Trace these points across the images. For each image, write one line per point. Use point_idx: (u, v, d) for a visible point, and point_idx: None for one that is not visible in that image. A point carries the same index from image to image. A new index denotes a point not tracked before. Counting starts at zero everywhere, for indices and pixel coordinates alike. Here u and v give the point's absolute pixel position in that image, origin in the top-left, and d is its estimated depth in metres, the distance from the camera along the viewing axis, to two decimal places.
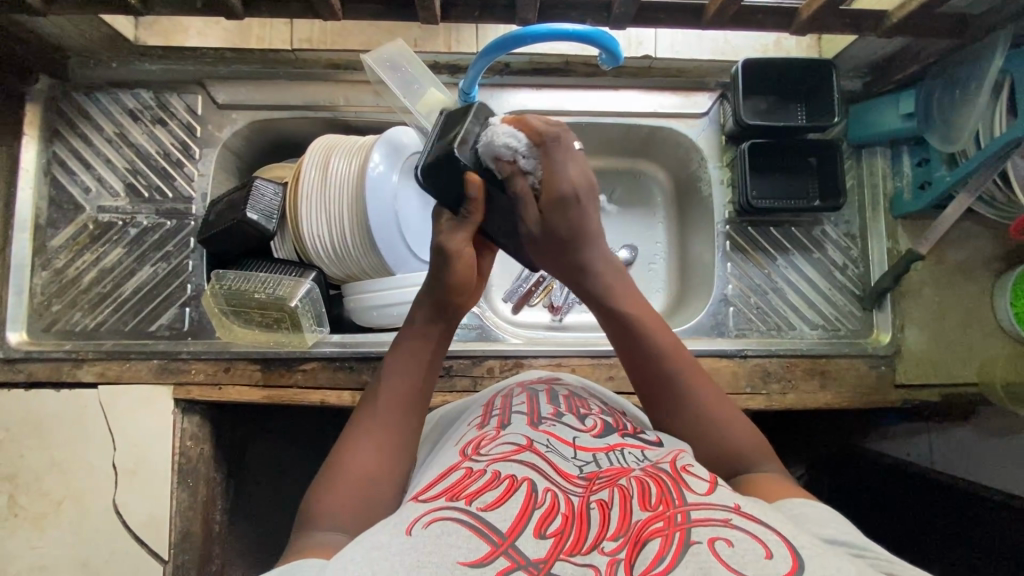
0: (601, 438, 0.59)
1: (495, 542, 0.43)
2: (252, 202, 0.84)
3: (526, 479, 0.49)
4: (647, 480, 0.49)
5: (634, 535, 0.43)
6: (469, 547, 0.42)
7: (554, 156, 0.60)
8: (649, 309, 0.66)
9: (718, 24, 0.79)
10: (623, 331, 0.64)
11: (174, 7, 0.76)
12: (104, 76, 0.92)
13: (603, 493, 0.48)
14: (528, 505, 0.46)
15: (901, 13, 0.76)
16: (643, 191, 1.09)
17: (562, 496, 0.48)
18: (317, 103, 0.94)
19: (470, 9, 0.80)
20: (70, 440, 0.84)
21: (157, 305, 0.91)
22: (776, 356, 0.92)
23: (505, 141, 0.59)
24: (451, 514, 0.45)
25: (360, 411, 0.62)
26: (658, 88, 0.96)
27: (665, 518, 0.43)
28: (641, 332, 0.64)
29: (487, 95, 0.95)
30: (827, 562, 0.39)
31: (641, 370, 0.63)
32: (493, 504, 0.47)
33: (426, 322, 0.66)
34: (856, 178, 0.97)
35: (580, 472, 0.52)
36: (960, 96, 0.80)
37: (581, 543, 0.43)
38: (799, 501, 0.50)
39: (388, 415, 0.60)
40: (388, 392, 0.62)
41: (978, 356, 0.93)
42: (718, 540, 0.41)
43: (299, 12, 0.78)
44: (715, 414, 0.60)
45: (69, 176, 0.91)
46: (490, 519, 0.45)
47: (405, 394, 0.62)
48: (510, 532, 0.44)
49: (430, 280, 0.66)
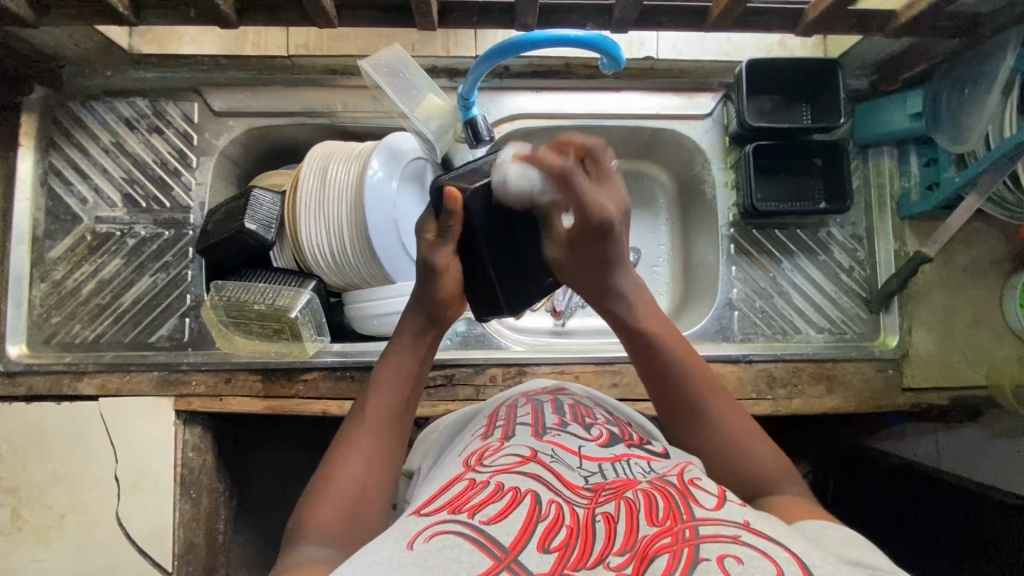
0: (607, 447, 0.58)
1: (498, 557, 0.41)
2: (251, 212, 0.83)
3: (530, 491, 0.49)
4: (654, 493, 0.48)
5: (641, 551, 0.41)
6: (471, 561, 0.41)
7: (579, 186, 0.61)
8: (674, 330, 0.67)
9: (723, 25, 0.77)
10: (642, 345, 0.65)
11: (167, 16, 0.75)
12: (99, 85, 0.91)
13: (609, 505, 0.47)
14: (531, 518, 0.45)
15: (910, 13, 0.74)
16: (646, 193, 1.08)
17: (566, 507, 0.47)
18: (315, 109, 0.92)
19: (468, 14, 0.78)
20: (72, 454, 0.83)
21: (157, 316, 0.90)
22: (781, 361, 0.91)
23: (520, 181, 0.60)
24: (454, 528, 0.44)
25: (348, 423, 0.61)
26: (661, 89, 0.95)
27: (673, 534, 0.42)
28: (658, 344, 0.64)
29: (486, 99, 0.93)
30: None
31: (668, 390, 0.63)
32: (496, 517, 0.45)
33: (414, 337, 0.66)
34: (861, 178, 0.96)
35: (585, 482, 0.51)
36: (970, 95, 0.79)
37: (587, 557, 0.42)
38: (813, 522, 0.48)
39: (377, 427, 0.60)
40: (376, 404, 0.61)
41: (988, 358, 0.92)
42: (727, 556, 0.39)
43: (293, 19, 0.76)
44: (746, 438, 0.59)
45: (66, 187, 0.90)
46: (493, 533, 0.44)
47: (396, 405, 0.62)
48: (513, 546, 0.42)
49: (417, 293, 0.66)
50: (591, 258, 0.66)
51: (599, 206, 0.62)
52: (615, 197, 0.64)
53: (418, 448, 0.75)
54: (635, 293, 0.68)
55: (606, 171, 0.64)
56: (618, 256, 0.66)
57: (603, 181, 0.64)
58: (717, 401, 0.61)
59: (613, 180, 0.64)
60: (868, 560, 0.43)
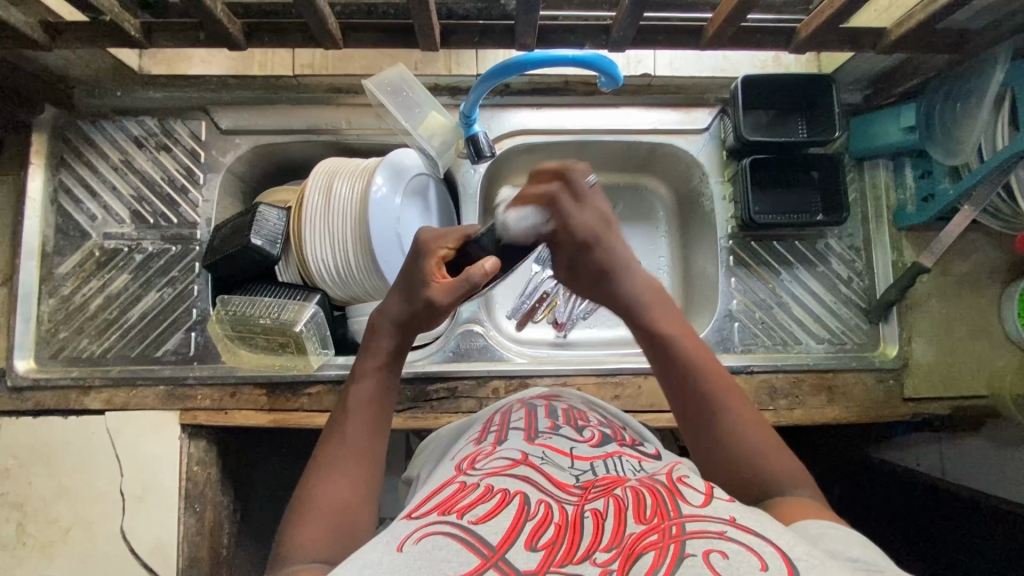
0: (598, 446, 0.60)
1: (485, 555, 0.42)
2: (256, 228, 0.85)
3: (519, 492, 0.49)
4: (642, 491, 0.49)
5: (627, 547, 0.42)
6: (458, 561, 0.41)
7: (562, 205, 0.71)
8: (698, 339, 0.66)
9: (718, 43, 0.79)
10: (658, 348, 0.65)
11: (176, 39, 0.77)
12: (109, 104, 0.93)
13: (598, 502, 0.48)
14: (520, 518, 0.46)
15: (899, 31, 0.76)
16: (644, 207, 1.09)
17: (555, 506, 0.48)
18: (319, 127, 0.94)
19: (469, 35, 0.80)
20: (78, 468, 0.84)
21: (163, 330, 0.91)
22: (782, 372, 0.92)
23: (519, 224, 0.73)
24: (443, 529, 0.45)
25: (324, 441, 0.61)
26: (658, 105, 0.97)
27: (660, 531, 0.43)
28: (675, 344, 0.65)
29: (488, 116, 0.96)
30: (825, 571, 0.38)
31: (685, 386, 0.63)
32: (484, 517, 0.46)
33: (391, 353, 0.67)
34: (858, 190, 0.97)
35: (576, 480, 0.52)
36: (962, 109, 0.80)
37: (574, 553, 0.42)
38: (819, 524, 0.48)
39: (355, 444, 0.60)
40: (353, 423, 0.62)
41: (989, 369, 0.93)
42: (713, 552, 0.40)
43: (299, 41, 0.78)
44: (756, 438, 0.59)
45: (75, 204, 0.92)
46: (481, 533, 0.44)
47: (373, 422, 0.62)
48: (500, 545, 0.43)
49: (384, 306, 0.69)
50: (591, 280, 0.71)
51: (579, 223, 0.70)
52: (598, 212, 0.72)
53: (418, 457, 0.76)
54: (650, 299, 0.69)
55: (581, 189, 0.71)
56: (617, 262, 0.70)
57: (584, 200, 0.71)
58: (738, 409, 0.60)
59: (591, 196, 0.71)
60: (846, 551, 0.44)
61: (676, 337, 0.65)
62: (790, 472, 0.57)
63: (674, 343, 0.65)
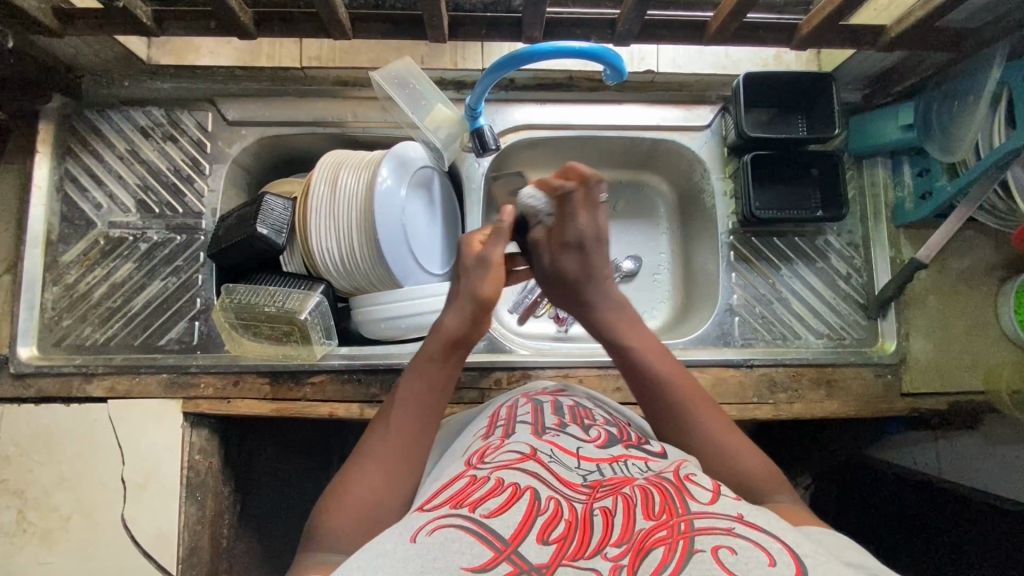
0: (604, 448, 0.59)
1: (498, 548, 0.42)
2: (263, 216, 0.85)
3: (529, 487, 0.50)
4: (650, 488, 0.49)
5: (637, 542, 0.42)
6: (471, 553, 0.42)
7: (567, 209, 0.70)
8: (666, 354, 0.68)
9: (721, 39, 0.80)
10: (628, 363, 0.68)
11: (187, 28, 0.78)
12: (117, 94, 0.94)
13: (607, 500, 0.48)
14: (531, 512, 0.46)
15: (899, 28, 0.77)
16: (646, 203, 1.11)
17: (565, 503, 0.48)
18: (324, 119, 0.95)
19: (477, 27, 0.81)
20: (80, 456, 0.84)
21: (167, 319, 0.91)
22: (781, 366, 0.93)
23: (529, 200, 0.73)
24: (455, 521, 0.45)
25: (371, 431, 0.62)
26: (661, 102, 0.98)
27: (669, 527, 0.43)
28: (644, 360, 0.67)
29: (492, 110, 0.97)
30: (831, 569, 0.39)
31: (653, 402, 0.65)
32: (496, 511, 0.46)
33: (443, 353, 0.65)
34: (857, 186, 0.99)
35: (583, 480, 0.53)
36: (959, 107, 0.81)
37: (584, 549, 0.43)
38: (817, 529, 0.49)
39: (397, 439, 0.60)
40: (399, 414, 0.62)
41: (984, 365, 0.94)
42: (722, 548, 0.41)
43: (310, 31, 0.79)
44: (735, 451, 0.60)
45: (81, 193, 0.92)
46: (493, 526, 0.45)
47: (419, 414, 0.62)
48: (512, 539, 0.43)
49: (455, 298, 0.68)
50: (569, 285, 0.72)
51: (575, 231, 0.71)
52: (594, 224, 0.72)
53: None
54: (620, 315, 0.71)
55: (587, 203, 0.71)
56: (598, 274, 0.72)
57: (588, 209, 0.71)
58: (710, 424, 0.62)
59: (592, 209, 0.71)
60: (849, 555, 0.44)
61: (644, 355, 0.67)
62: (769, 475, 0.58)
63: (645, 359, 0.67)
